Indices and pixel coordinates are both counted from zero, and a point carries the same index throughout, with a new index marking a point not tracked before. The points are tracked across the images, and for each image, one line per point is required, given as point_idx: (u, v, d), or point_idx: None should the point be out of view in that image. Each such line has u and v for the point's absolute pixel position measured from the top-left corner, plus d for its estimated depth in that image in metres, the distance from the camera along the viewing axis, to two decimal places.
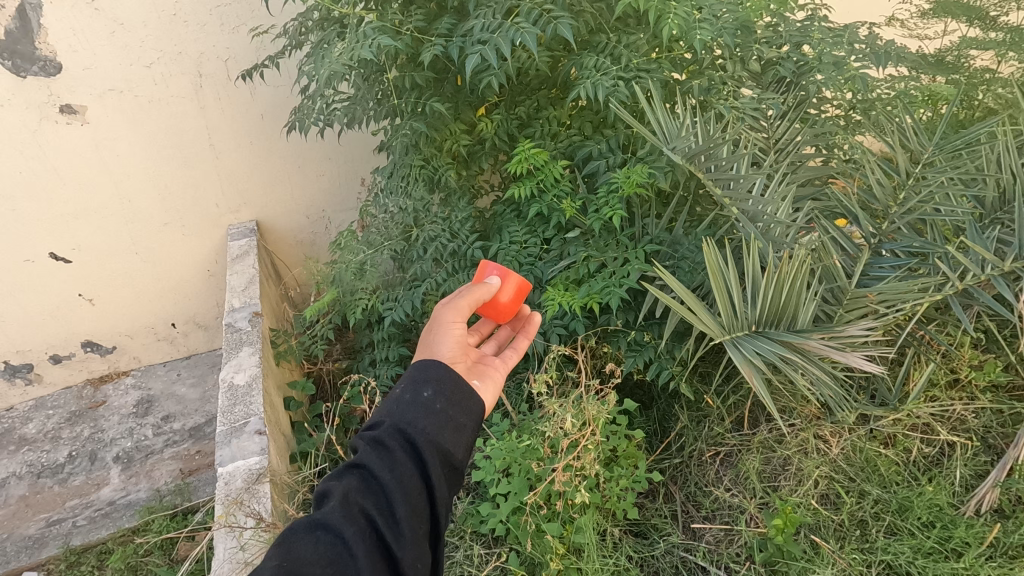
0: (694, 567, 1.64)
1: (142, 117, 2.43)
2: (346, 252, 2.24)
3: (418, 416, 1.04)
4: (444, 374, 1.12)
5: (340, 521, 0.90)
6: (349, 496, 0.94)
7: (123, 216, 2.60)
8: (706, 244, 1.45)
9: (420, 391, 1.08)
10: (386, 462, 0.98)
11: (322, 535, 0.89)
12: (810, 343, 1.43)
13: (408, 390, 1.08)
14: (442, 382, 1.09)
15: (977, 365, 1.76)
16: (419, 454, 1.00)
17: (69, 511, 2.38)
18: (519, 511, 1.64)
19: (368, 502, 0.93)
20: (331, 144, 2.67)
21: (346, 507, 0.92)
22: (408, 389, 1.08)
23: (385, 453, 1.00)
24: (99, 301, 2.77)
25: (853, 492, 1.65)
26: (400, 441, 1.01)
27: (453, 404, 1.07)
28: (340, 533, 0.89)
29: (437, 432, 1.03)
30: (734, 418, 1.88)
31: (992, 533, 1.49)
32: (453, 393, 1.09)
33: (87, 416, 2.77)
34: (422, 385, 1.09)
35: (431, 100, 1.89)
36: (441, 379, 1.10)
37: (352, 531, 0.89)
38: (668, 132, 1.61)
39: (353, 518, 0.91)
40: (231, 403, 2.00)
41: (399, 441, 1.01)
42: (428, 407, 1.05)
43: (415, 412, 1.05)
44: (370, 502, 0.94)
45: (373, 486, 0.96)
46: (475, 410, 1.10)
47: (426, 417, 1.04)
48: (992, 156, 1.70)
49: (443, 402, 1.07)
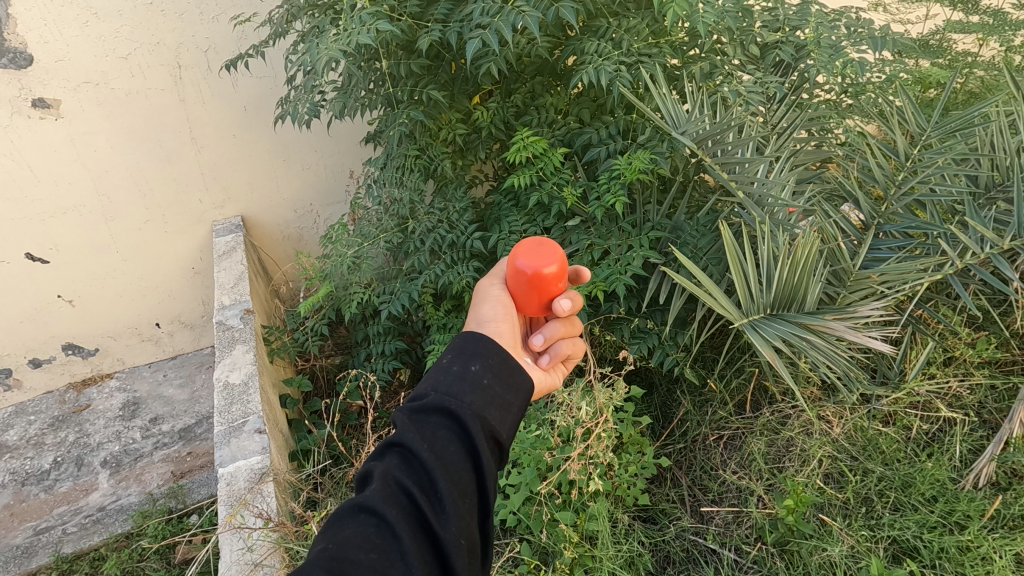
0: (704, 551, 1.65)
1: (119, 111, 2.34)
2: (338, 246, 2.17)
3: (464, 390, 0.94)
4: (489, 347, 1.01)
5: (383, 504, 0.80)
6: (392, 475, 0.84)
7: (103, 213, 2.51)
8: (723, 227, 1.45)
9: (468, 364, 0.98)
10: (428, 436, 0.88)
11: (367, 518, 0.80)
12: (827, 324, 1.46)
13: (455, 360, 0.99)
14: (492, 357, 0.99)
15: (969, 343, 1.82)
16: (465, 429, 0.89)
17: (58, 518, 2.30)
18: (530, 501, 1.64)
19: (409, 481, 0.83)
20: (320, 136, 2.61)
21: (389, 488, 0.82)
22: (455, 360, 0.99)
23: (426, 428, 0.89)
24: (81, 302, 2.68)
25: (857, 470, 1.67)
26: (443, 416, 0.91)
27: (500, 379, 0.97)
28: (383, 516, 0.79)
29: (483, 406, 0.93)
30: (737, 401, 1.92)
31: (993, 505, 1.52)
32: (501, 368, 0.99)
33: (71, 421, 2.69)
34: (470, 357, 0.99)
35: (428, 87, 1.84)
36: (490, 353, 1.00)
37: (396, 514, 0.80)
38: (677, 117, 1.63)
39: (396, 500, 0.81)
40: (227, 402, 1.95)
41: (443, 416, 0.91)
42: (476, 381, 0.96)
43: (460, 386, 0.94)
44: (412, 481, 0.84)
45: (414, 464, 0.86)
46: (522, 390, 1.00)
47: (473, 391, 0.94)
48: (987, 137, 1.72)
49: (491, 376, 0.97)
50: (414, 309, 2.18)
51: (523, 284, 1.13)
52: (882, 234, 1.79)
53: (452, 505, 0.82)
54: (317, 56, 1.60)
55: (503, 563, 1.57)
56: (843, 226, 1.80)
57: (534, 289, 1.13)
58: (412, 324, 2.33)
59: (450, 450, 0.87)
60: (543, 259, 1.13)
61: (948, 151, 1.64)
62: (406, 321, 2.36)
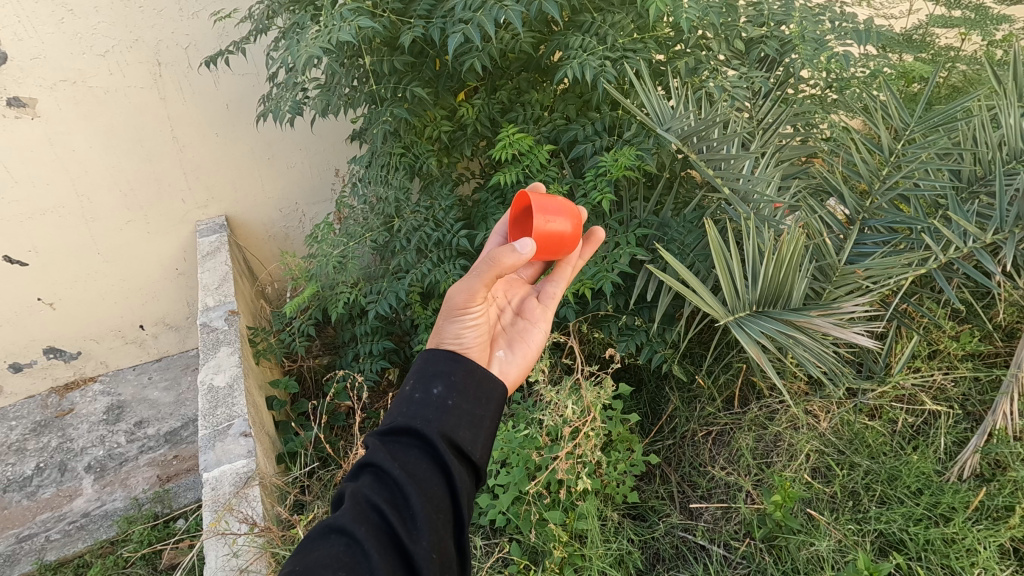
0: (693, 547, 1.66)
1: (96, 110, 2.29)
2: (323, 246, 2.13)
3: (429, 415, 0.92)
4: (454, 365, 0.99)
5: (353, 522, 0.79)
6: (362, 493, 0.83)
7: (83, 214, 2.47)
8: (708, 225, 1.44)
9: (431, 387, 0.95)
10: (399, 456, 0.87)
11: (337, 537, 0.78)
12: (811, 321, 1.45)
13: (418, 387, 0.96)
14: (455, 374, 0.97)
15: (953, 336, 1.84)
16: (433, 448, 0.88)
17: (41, 525, 2.26)
18: (519, 501, 1.63)
19: (379, 498, 0.82)
20: (303, 133, 2.57)
21: (359, 506, 0.81)
22: (417, 386, 0.96)
23: (396, 448, 0.89)
24: (61, 305, 2.63)
25: (843, 464, 1.68)
26: (412, 437, 0.90)
27: (468, 397, 0.95)
28: (353, 534, 0.78)
29: (451, 426, 0.91)
30: (725, 397, 1.93)
31: (977, 497, 1.53)
32: (467, 384, 0.96)
33: (54, 425, 2.64)
34: (432, 378, 0.96)
35: (412, 84, 1.81)
36: (454, 371, 0.97)
37: (367, 531, 0.78)
38: (662, 114, 1.63)
39: (366, 518, 0.80)
40: (212, 405, 1.92)
41: (412, 436, 0.90)
42: (442, 404, 0.93)
43: (425, 411, 0.92)
44: (383, 499, 0.83)
45: (386, 483, 0.85)
46: (493, 401, 0.98)
47: (439, 414, 0.92)
48: (969, 130, 1.73)
49: (456, 396, 0.95)
50: (402, 308, 2.16)
51: (547, 249, 1.27)
52: (867, 229, 1.79)
53: (425, 520, 0.82)
54: (298, 53, 1.57)
55: (492, 563, 1.56)
56: (828, 222, 1.81)
57: (559, 252, 1.30)
58: (399, 323, 2.31)
59: (421, 468, 0.86)
60: (557, 223, 1.26)
61: (932, 146, 1.64)
62: (394, 321, 2.34)
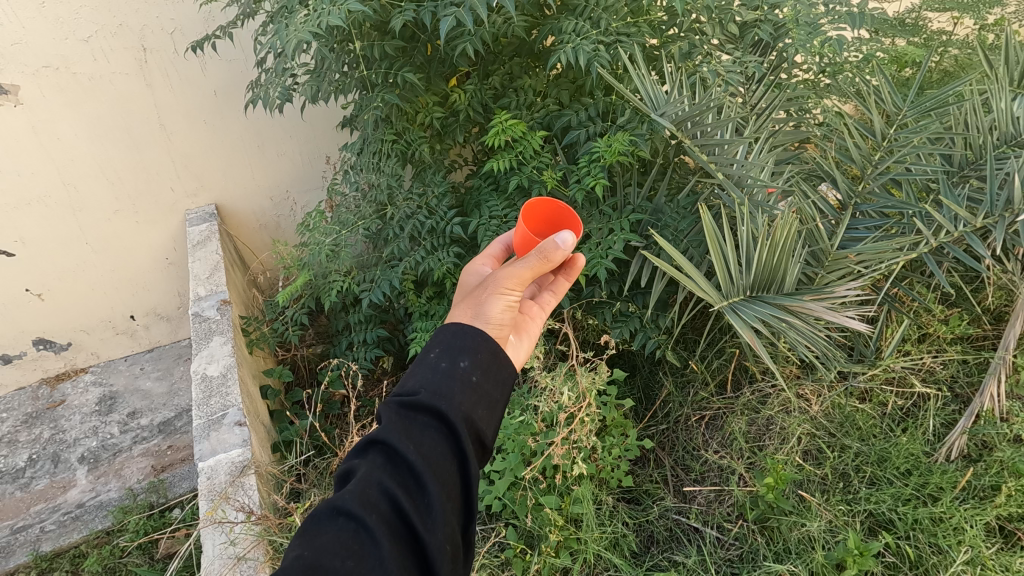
0: (687, 529, 1.68)
1: (82, 97, 2.25)
2: (315, 234, 2.11)
3: (453, 390, 0.91)
4: (480, 342, 0.98)
5: (363, 508, 0.78)
6: (375, 476, 0.82)
7: (71, 204, 2.43)
8: (702, 209, 1.44)
9: (456, 361, 0.95)
10: (416, 437, 0.87)
11: (345, 523, 0.78)
12: (805, 305, 1.46)
13: (444, 357, 0.96)
14: (480, 351, 0.97)
15: (942, 319, 1.86)
16: (452, 430, 0.88)
17: (36, 516, 2.25)
18: (515, 486, 1.65)
19: (392, 484, 0.82)
20: (294, 121, 2.54)
21: (371, 490, 0.80)
22: (444, 355, 0.96)
23: (414, 427, 0.88)
24: (50, 296, 2.60)
25: (834, 446, 1.71)
26: (431, 416, 0.89)
27: (489, 378, 0.95)
28: (362, 521, 0.77)
29: (471, 407, 0.91)
30: (718, 382, 1.95)
31: (964, 477, 1.56)
32: (490, 364, 0.97)
33: (46, 417, 2.62)
34: (459, 352, 0.96)
35: (403, 70, 1.79)
36: (479, 348, 0.97)
37: (376, 519, 0.78)
38: (656, 99, 1.62)
39: (377, 503, 0.80)
40: (206, 395, 1.92)
41: (431, 415, 0.89)
42: (465, 380, 0.93)
43: (450, 385, 0.92)
44: (395, 483, 0.82)
45: (400, 465, 0.84)
46: (508, 386, 0.98)
47: (463, 391, 0.92)
48: (961, 115, 1.74)
49: (480, 374, 0.94)
50: (396, 296, 2.16)
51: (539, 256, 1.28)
52: (859, 214, 1.80)
53: (439, 507, 0.81)
54: (287, 38, 1.54)
55: (488, 548, 1.58)
56: (821, 207, 1.81)
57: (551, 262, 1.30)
58: (393, 311, 2.31)
59: (437, 451, 0.86)
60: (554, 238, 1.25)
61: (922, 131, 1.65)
62: (388, 309, 2.34)
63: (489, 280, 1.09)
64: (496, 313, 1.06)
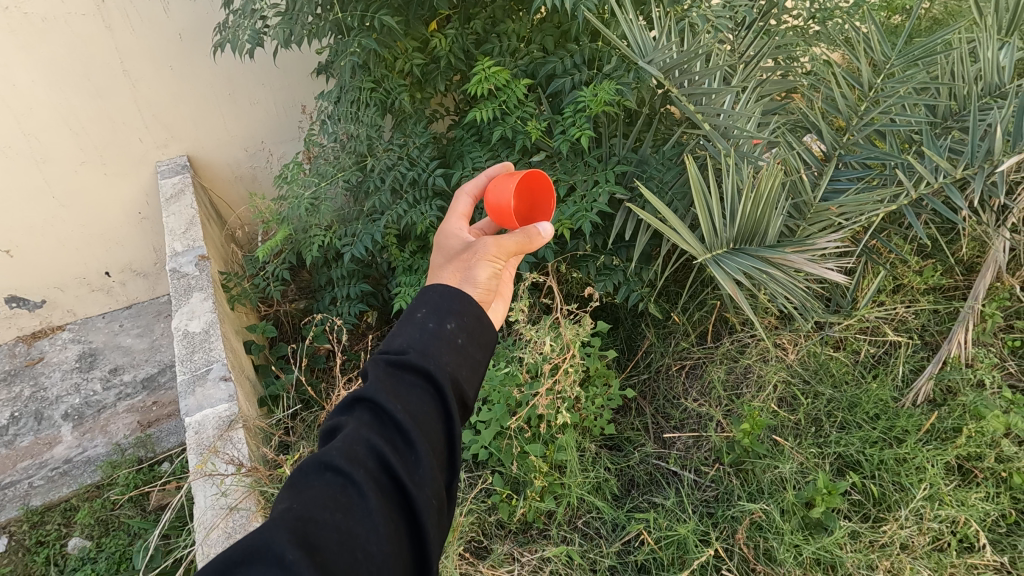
0: (666, 473, 1.75)
1: (37, 40, 2.12)
2: (294, 187, 2.05)
3: (440, 351, 0.92)
4: (466, 306, 0.99)
5: (351, 464, 0.79)
6: (362, 433, 0.83)
7: (33, 155, 2.32)
8: (688, 160, 1.42)
9: (443, 322, 0.96)
10: (404, 394, 0.87)
11: (332, 478, 0.78)
12: (786, 257, 1.48)
13: (430, 317, 0.96)
14: (467, 315, 0.97)
15: (917, 270, 1.91)
16: (439, 389, 0.89)
17: (22, 473, 2.25)
18: (501, 435, 1.69)
19: (380, 441, 0.82)
20: (266, 68, 2.43)
21: (359, 445, 0.81)
22: (430, 316, 0.96)
23: (402, 385, 0.88)
24: (19, 252, 2.52)
25: (808, 393, 1.77)
26: (418, 376, 0.90)
27: (474, 340, 0.97)
28: (351, 475, 0.78)
29: (457, 369, 0.92)
30: (699, 332, 2.01)
31: (929, 420, 1.64)
32: (475, 327, 0.98)
33: (25, 375, 2.60)
34: (445, 313, 0.97)
35: (380, 12, 1.70)
36: (466, 312, 0.98)
37: (364, 474, 0.78)
38: (643, 45, 1.57)
39: (365, 458, 0.80)
40: (189, 351, 1.90)
41: (418, 375, 0.90)
42: (452, 342, 0.94)
43: (437, 345, 0.93)
44: (383, 440, 0.83)
45: (387, 422, 0.85)
46: (491, 348, 1.00)
47: (450, 352, 0.93)
48: (948, 64, 1.72)
49: (466, 336, 0.96)
50: (379, 251, 2.13)
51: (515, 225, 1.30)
52: (843, 165, 1.80)
53: (426, 463, 0.83)
54: None
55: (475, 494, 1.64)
56: (805, 158, 1.81)
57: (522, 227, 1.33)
58: (376, 266, 2.29)
59: (424, 410, 0.87)
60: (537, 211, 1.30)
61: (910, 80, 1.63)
62: (371, 263, 2.31)
63: (477, 245, 1.08)
64: (484, 279, 1.06)
